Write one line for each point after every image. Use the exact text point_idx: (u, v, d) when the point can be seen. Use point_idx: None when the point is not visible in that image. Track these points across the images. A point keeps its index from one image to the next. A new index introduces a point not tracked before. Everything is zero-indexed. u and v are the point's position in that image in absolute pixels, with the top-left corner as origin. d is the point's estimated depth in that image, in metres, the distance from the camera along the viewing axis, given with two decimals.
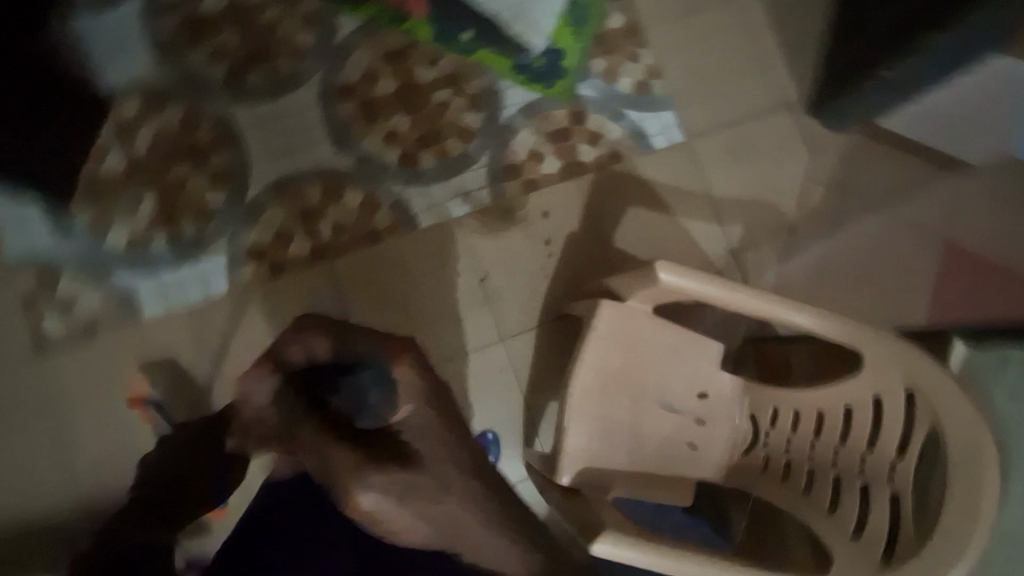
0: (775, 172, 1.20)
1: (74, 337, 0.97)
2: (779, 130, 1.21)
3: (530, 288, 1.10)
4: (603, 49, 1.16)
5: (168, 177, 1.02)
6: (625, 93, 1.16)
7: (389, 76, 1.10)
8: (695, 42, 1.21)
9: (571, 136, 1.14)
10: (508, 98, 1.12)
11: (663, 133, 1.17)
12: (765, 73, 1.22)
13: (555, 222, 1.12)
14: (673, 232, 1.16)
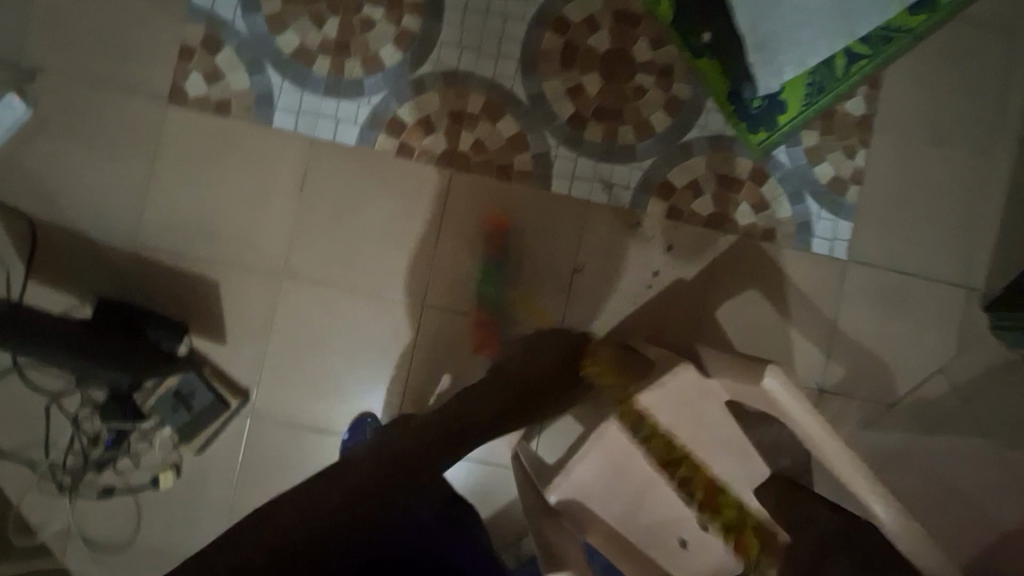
0: (913, 340, 1.07)
1: (204, 105, 0.98)
2: (945, 303, 1.07)
3: (613, 305, 1.03)
4: (822, 126, 1.06)
5: (361, 11, 1.00)
6: (817, 180, 1.06)
7: (608, 34, 1.03)
8: (918, 172, 1.07)
9: (740, 190, 1.05)
10: (703, 120, 1.04)
11: (830, 241, 1.06)
12: (967, 244, 1.08)
13: (673, 260, 1.04)
14: (776, 336, 1.05)
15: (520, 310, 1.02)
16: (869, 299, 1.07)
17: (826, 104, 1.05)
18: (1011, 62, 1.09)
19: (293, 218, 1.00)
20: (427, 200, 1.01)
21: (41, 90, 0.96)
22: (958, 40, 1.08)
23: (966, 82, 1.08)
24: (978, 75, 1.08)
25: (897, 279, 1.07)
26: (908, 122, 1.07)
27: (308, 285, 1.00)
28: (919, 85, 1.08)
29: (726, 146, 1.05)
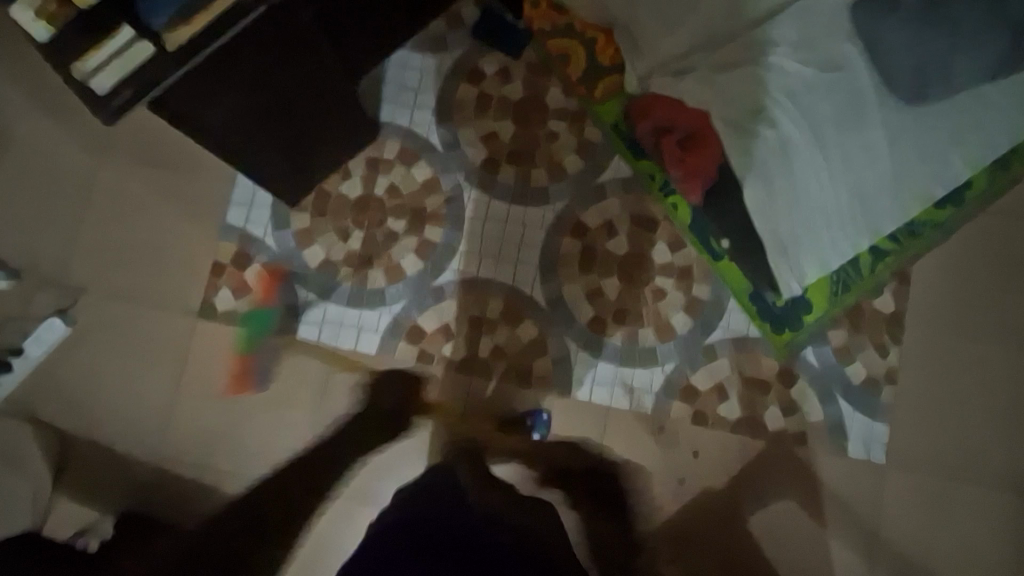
0: (965, 558, 0.98)
1: (234, 317, 1.01)
2: (1000, 516, 0.99)
3: (637, 517, 0.98)
4: (852, 324, 1.04)
5: (384, 224, 1.04)
6: (849, 381, 1.02)
7: (625, 237, 1.05)
8: (957, 369, 1.03)
9: (767, 392, 1.01)
10: (726, 319, 1.03)
11: (867, 445, 1.01)
12: (1019, 445, 1.01)
13: (701, 467, 0.99)
14: (815, 551, 0.98)
15: None
16: (913, 508, 0.99)
17: (853, 299, 1.03)
18: None
19: (312, 426, 0.99)
20: (447, 405, 1.00)
21: (83, 307, 1.02)
22: (988, 234, 1.07)
23: (996, 275, 1.06)
24: (1011, 268, 1.06)
25: (943, 486, 1.00)
26: (941, 317, 1.05)
27: (323, 495, 0.98)
28: (950, 279, 1.06)
29: (751, 346, 1.03)
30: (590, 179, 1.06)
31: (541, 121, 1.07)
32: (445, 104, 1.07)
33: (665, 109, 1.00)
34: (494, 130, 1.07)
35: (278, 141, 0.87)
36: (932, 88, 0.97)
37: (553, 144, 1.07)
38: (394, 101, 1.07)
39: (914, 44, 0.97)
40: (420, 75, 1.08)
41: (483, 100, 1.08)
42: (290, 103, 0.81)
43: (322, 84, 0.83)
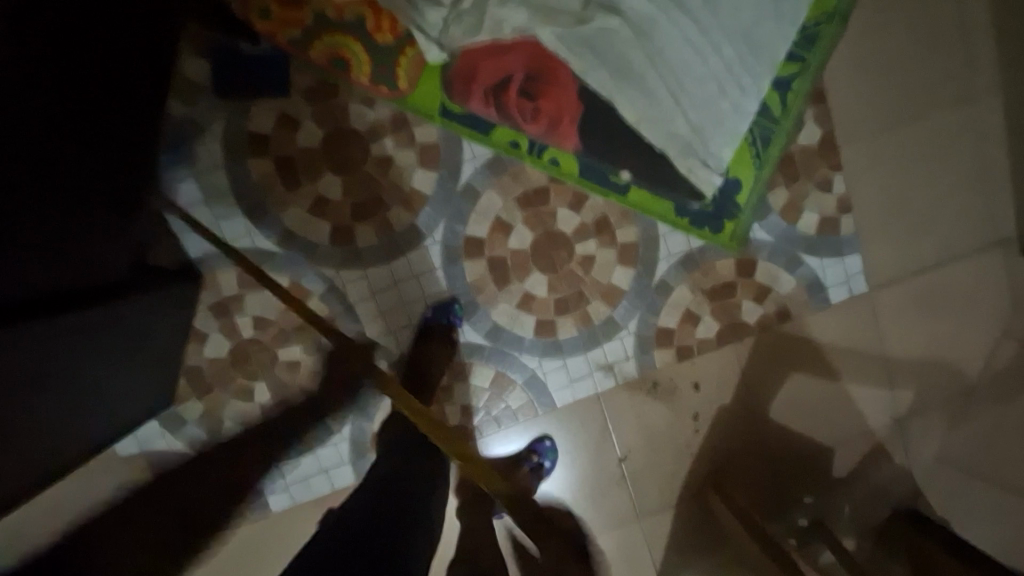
0: (962, 330, 1.02)
1: (198, 535, 0.89)
2: (980, 277, 1.00)
3: (675, 466, 0.98)
4: (788, 177, 0.94)
5: (277, 358, 0.89)
6: (806, 234, 0.95)
7: (524, 227, 0.90)
8: (902, 161, 0.96)
9: (735, 291, 0.96)
10: (665, 248, 0.93)
11: (844, 283, 0.98)
12: (980, 199, 0.98)
13: (707, 394, 0.98)
14: (836, 402, 1.01)
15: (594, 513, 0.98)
16: (905, 312, 1.00)
17: (778, 150, 0.92)
18: None
19: None
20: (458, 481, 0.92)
21: None
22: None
23: (906, 36, 0.94)
24: (916, 21, 0.94)
25: (923, 280, 1.00)
26: (869, 115, 0.94)
27: None
28: (862, 69, 0.93)
29: (701, 258, 0.94)
30: (452, 184, 0.88)
31: (364, 150, 0.86)
32: (248, 197, 0.85)
33: (488, 57, 0.84)
34: (320, 192, 0.86)
35: (140, 368, 0.76)
36: None
37: (391, 168, 0.87)
38: (193, 227, 0.85)
39: None
40: (197, 180, 0.84)
41: (285, 163, 0.85)
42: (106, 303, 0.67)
43: (126, 303, 0.69)
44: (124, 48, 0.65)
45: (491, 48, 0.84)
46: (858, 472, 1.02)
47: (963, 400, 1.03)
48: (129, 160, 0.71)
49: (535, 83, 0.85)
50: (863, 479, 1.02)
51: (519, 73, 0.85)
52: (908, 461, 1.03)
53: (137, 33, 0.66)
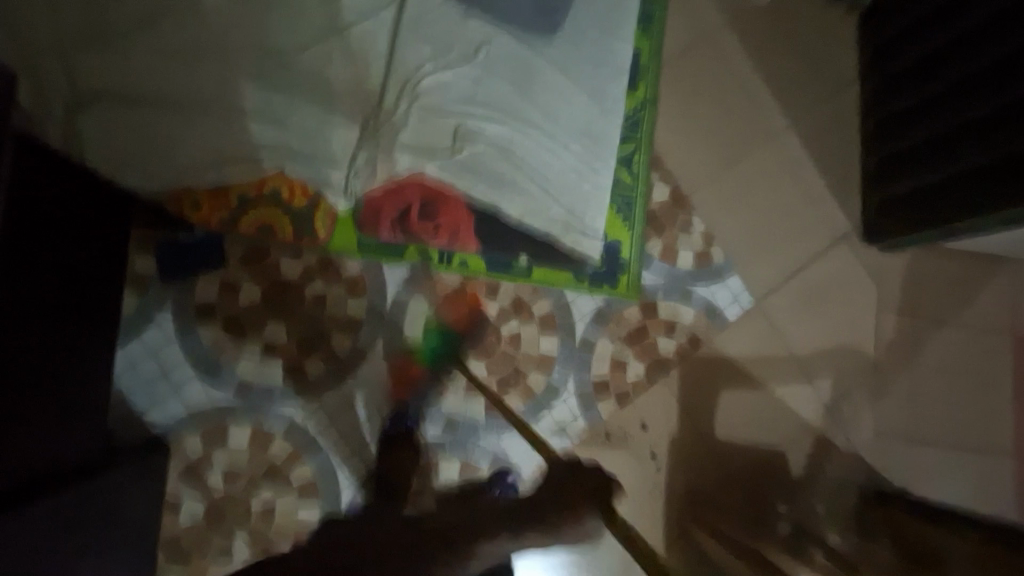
0: (850, 315, 1.18)
1: None
2: (841, 269, 1.19)
3: (648, 503, 1.06)
4: (656, 229, 1.13)
5: (253, 505, 0.94)
6: (688, 270, 1.13)
7: (453, 323, 1.03)
8: (741, 197, 1.18)
9: (648, 332, 1.09)
10: (577, 310, 1.07)
11: (733, 301, 1.14)
12: (812, 209, 1.21)
13: (655, 431, 1.07)
14: (770, 406, 1.12)
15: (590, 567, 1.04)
16: (798, 313, 1.16)
17: (642, 210, 1.12)
18: (725, 64, 1.21)
19: None
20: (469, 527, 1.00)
21: None
22: (681, 79, 1.19)
23: (709, 103, 1.19)
24: (712, 91, 1.20)
25: (799, 283, 1.17)
26: (703, 168, 1.17)
27: None
28: (684, 135, 1.17)
29: (610, 311, 1.08)
30: (381, 304, 1.01)
31: (299, 295, 0.99)
32: (203, 362, 0.95)
33: (386, 196, 1.01)
34: (268, 341, 0.97)
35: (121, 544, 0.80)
36: (562, 8, 1.07)
37: (326, 304, 1.00)
38: (159, 400, 0.94)
39: None
40: (157, 357, 0.95)
41: (233, 323, 0.97)
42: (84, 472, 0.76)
43: (93, 481, 0.75)
44: (93, 265, 0.81)
45: (388, 187, 1.01)
46: (814, 464, 1.11)
47: (877, 375, 1.16)
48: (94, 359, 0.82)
49: (432, 205, 1.02)
50: (821, 470, 1.11)
51: (416, 201, 1.01)
52: (852, 444, 1.12)
53: (95, 248, 0.81)
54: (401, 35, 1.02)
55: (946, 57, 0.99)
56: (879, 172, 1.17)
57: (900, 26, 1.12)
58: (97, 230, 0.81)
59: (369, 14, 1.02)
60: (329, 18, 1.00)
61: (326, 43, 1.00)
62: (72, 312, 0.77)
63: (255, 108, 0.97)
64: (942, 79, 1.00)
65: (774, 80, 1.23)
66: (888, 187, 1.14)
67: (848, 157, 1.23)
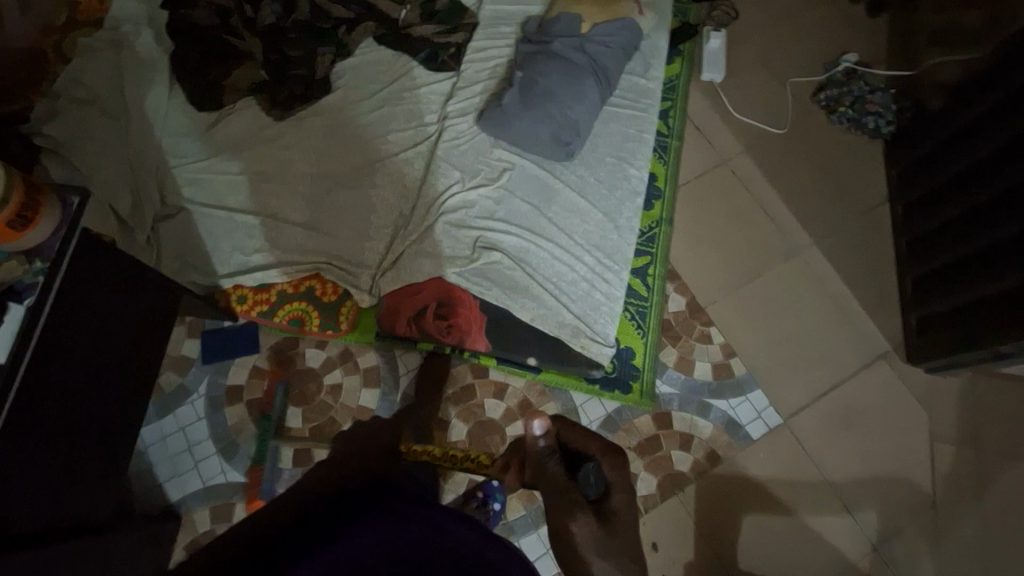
0: (894, 440, 1.07)
1: None
2: (881, 387, 1.11)
3: None
4: (671, 339, 1.13)
5: None
6: (706, 381, 1.10)
7: (459, 420, 1.07)
8: (764, 309, 1.16)
9: (661, 444, 1.05)
10: (585, 415, 1.07)
11: (758, 417, 1.08)
12: (844, 325, 1.15)
13: (667, 552, 1.00)
14: (801, 537, 1.01)
15: None
16: (831, 434, 1.07)
17: (655, 316, 1.13)
18: (745, 182, 1.26)
19: None
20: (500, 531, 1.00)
21: None
22: (699, 198, 1.24)
23: (727, 218, 1.23)
24: (730, 207, 1.24)
25: (830, 400, 1.10)
26: (722, 279, 1.18)
27: None
28: (700, 247, 1.20)
29: (619, 418, 1.07)
30: (394, 396, 1.08)
31: (320, 383, 1.08)
32: (225, 440, 1.04)
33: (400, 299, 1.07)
34: (284, 426, 1.05)
35: None
36: (581, 133, 1.17)
37: (343, 394, 1.08)
38: (174, 473, 1.01)
39: (537, 115, 1.13)
40: (183, 432, 1.04)
41: (256, 407, 1.06)
42: (87, 528, 0.81)
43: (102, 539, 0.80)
44: (138, 344, 0.92)
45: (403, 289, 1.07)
46: None
47: (935, 514, 1.02)
48: (123, 427, 0.92)
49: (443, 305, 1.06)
50: None
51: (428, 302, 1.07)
52: None
53: (144, 330, 0.93)
54: (436, 159, 1.16)
55: (984, 170, 0.97)
56: (916, 289, 1.12)
57: (934, 145, 1.12)
58: (152, 316, 0.94)
59: (411, 148, 1.18)
60: (375, 151, 1.18)
61: (371, 168, 1.16)
62: (101, 394, 0.85)
63: (304, 220, 1.13)
64: (986, 189, 0.96)
65: (798, 198, 1.25)
66: (921, 305, 1.09)
67: (883, 271, 1.19)
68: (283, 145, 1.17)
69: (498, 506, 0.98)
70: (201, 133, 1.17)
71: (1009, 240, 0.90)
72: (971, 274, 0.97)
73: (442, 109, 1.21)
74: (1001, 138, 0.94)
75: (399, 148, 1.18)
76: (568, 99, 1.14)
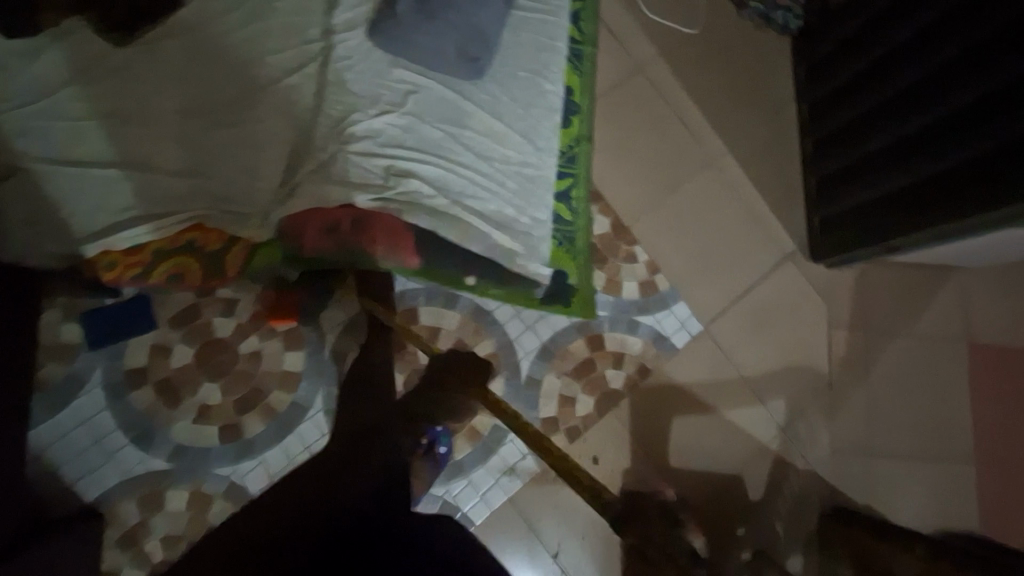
0: (798, 333, 1.17)
1: None
2: (788, 286, 1.19)
3: (607, 540, 1.03)
4: (597, 261, 1.13)
5: None
6: (633, 299, 1.13)
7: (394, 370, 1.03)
8: (683, 221, 1.18)
9: (595, 365, 1.09)
10: (520, 347, 1.07)
11: (682, 327, 1.14)
12: (756, 230, 1.20)
13: (607, 464, 1.06)
14: (722, 430, 1.11)
15: None
16: (745, 334, 1.16)
17: (585, 237, 1.11)
18: (659, 90, 1.22)
19: None
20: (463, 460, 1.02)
21: None
22: (615, 112, 1.21)
23: (644, 130, 1.20)
24: (645, 119, 1.21)
25: (745, 303, 1.17)
26: (642, 195, 1.18)
27: None
28: (620, 161, 1.18)
29: (554, 346, 1.09)
30: (321, 355, 1.02)
31: (236, 352, 1.00)
32: (137, 428, 0.95)
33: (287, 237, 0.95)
34: (203, 402, 0.97)
35: None
36: (488, 46, 1.06)
37: (264, 359, 1.00)
38: (85, 470, 0.92)
39: (439, 24, 1.00)
40: (86, 426, 0.94)
41: (166, 387, 0.97)
42: None
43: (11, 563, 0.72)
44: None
45: (285, 222, 0.95)
46: (772, 486, 1.11)
47: (831, 392, 1.16)
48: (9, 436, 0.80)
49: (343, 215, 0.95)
50: (779, 492, 1.11)
51: (322, 219, 0.94)
52: (809, 462, 1.13)
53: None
54: (328, 84, 1.01)
55: (884, 68, 0.98)
56: (817, 191, 1.17)
57: (835, 43, 1.12)
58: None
59: (297, 70, 1.01)
60: (254, 77, 1.00)
61: (252, 99, 0.99)
62: None
63: (181, 168, 0.96)
64: (885, 88, 0.98)
65: (711, 104, 1.23)
66: (823, 204, 1.15)
67: (791, 172, 1.23)
68: (134, 78, 0.97)
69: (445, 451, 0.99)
70: (18, 68, 0.93)
71: (909, 139, 0.93)
72: (872, 174, 1.02)
73: (327, 21, 1.04)
74: (902, 34, 0.94)
75: (281, 71, 1.01)
76: (472, 6, 1.02)
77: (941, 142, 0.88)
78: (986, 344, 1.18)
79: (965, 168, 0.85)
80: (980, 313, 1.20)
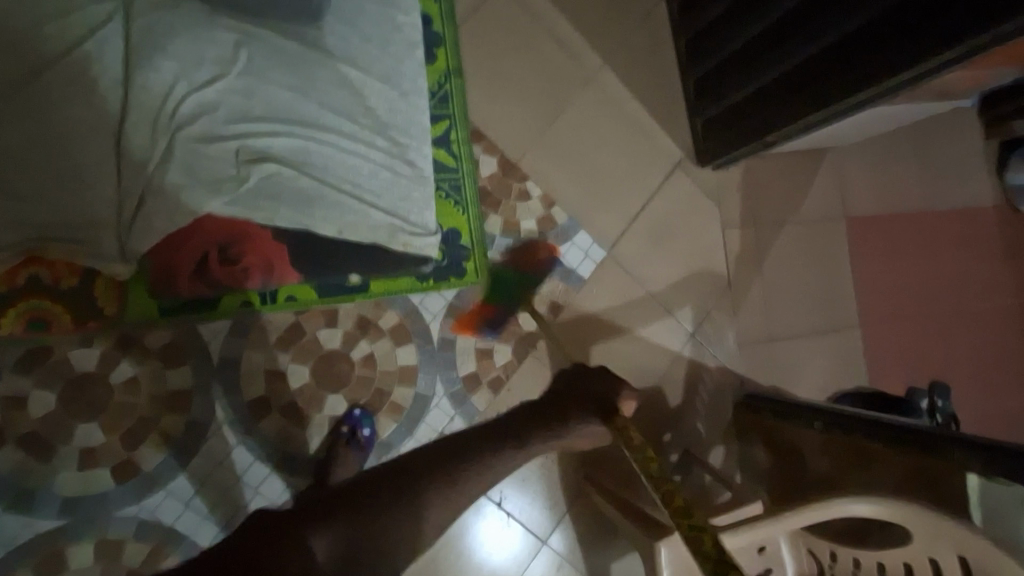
0: (696, 240, 1.20)
1: None
2: (681, 195, 1.20)
3: (546, 475, 1.07)
4: (491, 205, 1.07)
5: None
6: (534, 238, 1.09)
7: (296, 363, 0.96)
8: (571, 147, 1.13)
9: (508, 312, 1.07)
10: (426, 311, 1.02)
11: (586, 257, 1.13)
12: (644, 143, 1.18)
13: None
14: (639, 348, 1.15)
15: (530, 522, 1.06)
16: (647, 250, 1.17)
17: (473, 185, 1.06)
18: (525, 5, 1.12)
19: None
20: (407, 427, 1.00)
21: None
22: (484, 35, 1.09)
23: (516, 53, 1.11)
24: (515, 39, 1.11)
25: (643, 220, 1.17)
26: (525, 126, 1.11)
27: None
28: (496, 92, 1.09)
29: (462, 302, 1.04)
30: (210, 365, 0.92)
31: (109, 382, 0.88)
32: (12, 490, 0.84)
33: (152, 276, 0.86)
34: (84, 445, 0.87)
35: None
36: None
37: (145, 383, 0.90)
38: None
39: None
40: None
41: (33, 438, 0.85)
42: None
43: None
44: None
45: (148, 260, 0.86)
46: (691, 389, 1.17)
47: (733, 290, 1.21)
48: None
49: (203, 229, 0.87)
50: (697, 392, 1.18)
51: (191, 253, 0.87)
52: (720, 359, 1.19)
53: None
54: (135, 52, 0.84)
55: None
56: (695, 94, 1.16)
57: None
58: None
59: (89, 35, 0.83)
60: (33, 53, 0.81)
61: (39, 81, 0.80)
62: None
63: None
64: None
65: (581, 14, 1.15)
66: (702, 109, 1.14)
67: (670, 77, 1.20)
68: None
69: (369, 432, 0.96)
70: None
71: (769, 35, 0.92)
72: (741, 74, 1.00)
73: None
74: None
75: (67, 40, 0.82)
76: None
77: (798, 35, 0.87)
78: (862, 217, 1.27)
79: (826, 56, 0.85)
80: (853, 190, 1.27)
